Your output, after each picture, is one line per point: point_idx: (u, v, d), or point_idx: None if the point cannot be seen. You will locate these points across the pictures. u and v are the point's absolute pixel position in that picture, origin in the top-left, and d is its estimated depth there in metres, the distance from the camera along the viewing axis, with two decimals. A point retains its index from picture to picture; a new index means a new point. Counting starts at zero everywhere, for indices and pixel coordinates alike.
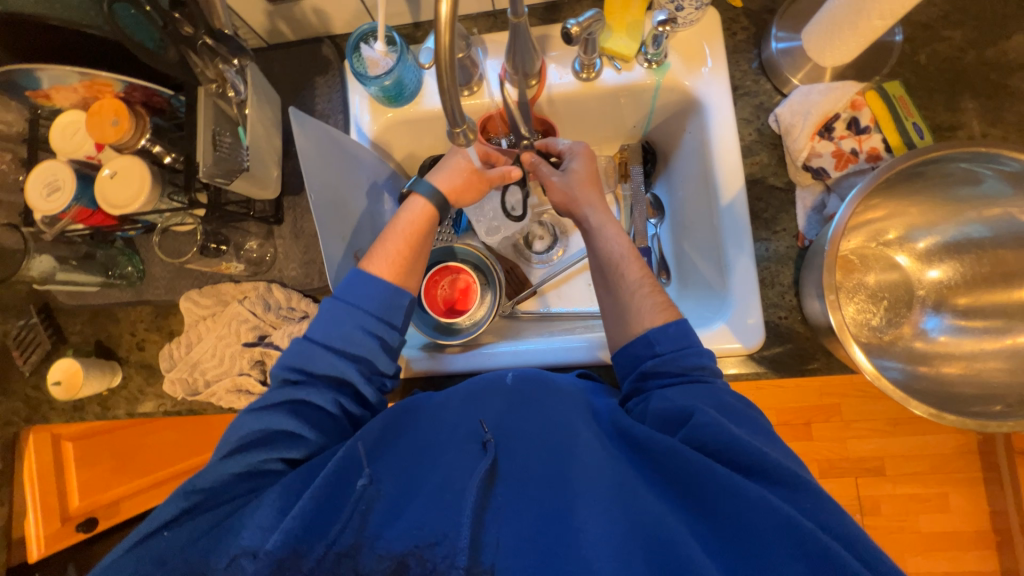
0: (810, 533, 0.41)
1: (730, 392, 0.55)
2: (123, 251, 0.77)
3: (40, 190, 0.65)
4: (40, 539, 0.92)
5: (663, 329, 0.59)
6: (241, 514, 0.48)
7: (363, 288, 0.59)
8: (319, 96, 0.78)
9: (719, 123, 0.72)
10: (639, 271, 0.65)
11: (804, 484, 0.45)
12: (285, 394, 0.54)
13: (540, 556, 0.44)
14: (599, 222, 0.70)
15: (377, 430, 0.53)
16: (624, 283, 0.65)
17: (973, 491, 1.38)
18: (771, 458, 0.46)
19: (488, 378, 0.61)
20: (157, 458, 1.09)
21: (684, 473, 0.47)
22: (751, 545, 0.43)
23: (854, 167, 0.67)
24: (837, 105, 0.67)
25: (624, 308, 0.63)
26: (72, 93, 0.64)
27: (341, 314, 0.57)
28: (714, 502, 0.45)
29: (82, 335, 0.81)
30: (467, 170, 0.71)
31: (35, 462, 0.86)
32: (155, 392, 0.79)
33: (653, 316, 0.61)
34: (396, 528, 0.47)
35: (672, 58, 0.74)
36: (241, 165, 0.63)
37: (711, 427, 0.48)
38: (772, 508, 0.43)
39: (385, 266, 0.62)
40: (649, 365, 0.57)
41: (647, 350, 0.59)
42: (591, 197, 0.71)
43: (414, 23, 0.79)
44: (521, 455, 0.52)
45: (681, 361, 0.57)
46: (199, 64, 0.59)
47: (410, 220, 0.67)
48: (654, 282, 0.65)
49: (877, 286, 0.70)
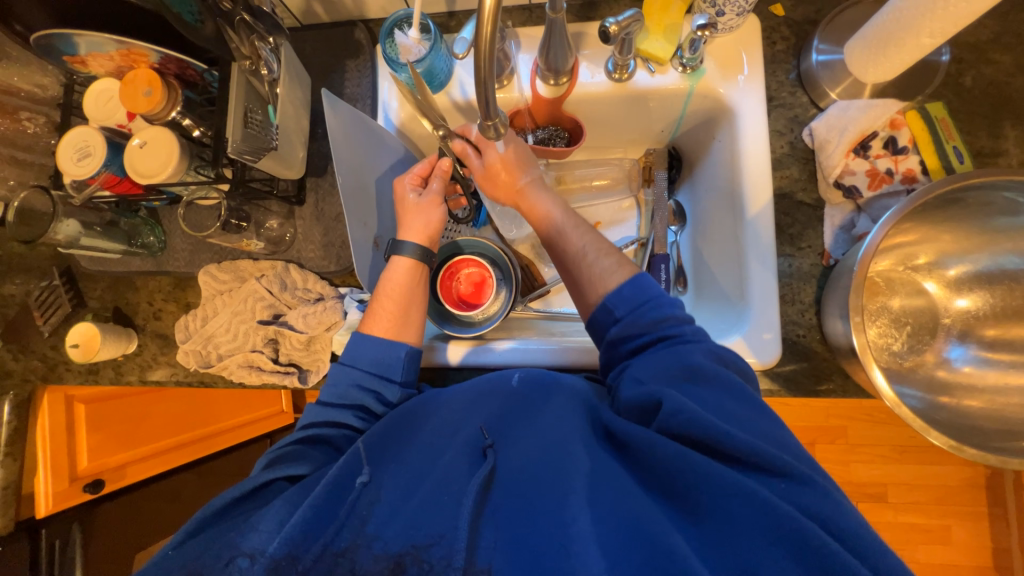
0: (786, 518, 0.39)
1: (705, 352, 0.54)
2: (146, 221, 0.78)
3: (71, 156, 0.66)
4: (47, 497, 0.92)
5: (619, 294, 0.59)
6: (244, 524, 0.48)
7: (360, 349, 0.63)
8: (349, 80, 0.78)
9: (750, 134, 0.71)
10: (583, 236, 0.67)
11: (796, 470, 0.43)
12: (295, 434, 0.58)
13: (530, 558, 0.44)
14: (540, 201, 0.72)
15: (378, 434, 0.55)
16: (572, 256, 0.66)
17: (977, 525, 1.36)
18: (741, 437, 0.44)
19: (494, 378, 0.60)
20: (164, 426, 1.11)
21: (663, 465, 0.46)
22: (736, 538, 0.40)
23: (888, 188, 0.65)
24: (876, 122, 0.66)
25: (583, 279, 0.64)
26: (108, 61, 0.64)
27: (339, 375, 0.62)
28: (702, 502, 0.43)
29: (102, 300, 0.82)
30: (414, 207, 0.70)
31: (48, 419, 0.89)
32: (168, 362, 0.80)
33: (610, 280, 0.62)
34: (394, 528, 0.47)
35: (708, 64, 0.73)
36: (269, 143, 0.63)
37: (679, 412, 0.47)
38: (748, 494, 0.41)
39: (378, 327, 0.64)
40: (615, 333, 0.58)
41: (608, 318, 0.60)
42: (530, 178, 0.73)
43: (448, 12, 0.79)
44: (515, 455, 0.52)
45: (643, 320, 0.57)
46: (235, 39, 0.58)
47: (397, 279, 0.67)
48: (598, 244, 0.66)
49: (901, 311, 0.69)
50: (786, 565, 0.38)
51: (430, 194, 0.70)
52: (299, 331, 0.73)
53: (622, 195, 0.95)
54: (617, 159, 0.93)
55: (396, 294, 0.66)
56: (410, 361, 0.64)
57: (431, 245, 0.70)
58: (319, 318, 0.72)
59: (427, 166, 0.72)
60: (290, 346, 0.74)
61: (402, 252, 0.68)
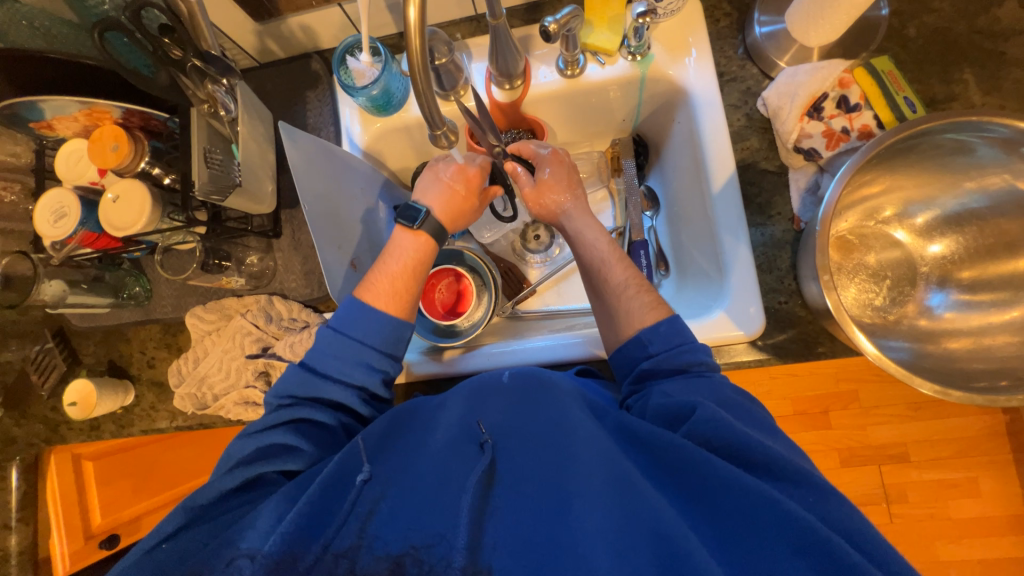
0: (811, 527, 0.41)
1: (730, 384, 0.56)
2: (131, 271, 0.80)
3: (48, 217, 0.67)
4: (65, 557, 0.93)
5: (655, 329, 0.59)
6: (241, 523, 0.49)
7: (368, 320, 0.60)
8: (311, 111, 0.79)
9: (707, 112, 0.72)
10: (625, 270, 0.67)
11: (810, 479, 0.45)
12: (282, 414, 0.56)
13: (539, 553, 0.44)
14: (579, 229, 0.71)
15: (378, 434, 0.54)
16: (611, 287, 0.66)
17: (1003, 474, 1.34)
18: (774, 454, 0.46)
19: (484, 377, 0.61)
20: (176, 474, 1.11)
21: (686, 467, 0.47)
22: (751, 540, 0.42)
23: (845, 146, 0.66)
24: (824, 84, 0.66)
25: (616, 312, 0.64)
26: (73, 123, 0.66)
27: (341, 347, 0.58)
28: (717, 499, 0.45)
29: (96, 355, 0.83)
30: (460, 197, 0.70)
31: (58, 481, 0.89)
32: (167, 408, 0.81)
33: (644, 316, 0.61)
34: (394, 529, 0.47)
35: (656, 49, 0.74)
36: (233, 180, 0.65)
37: (714, 421, 0.48)
38: (774, 503, 0.42)
39: (387, 294, 0.63)
40: (645, 367, 0.58)
41: (640, 351, 0.59)
42: (568, 207, 0.73)
43: (399, 33, 0.81)
44: (520, 452, 0.52)
45: (676, 359, 0.57)
46: (189, 85, 0.60)
47: (408, 255, 0.66)
48: (640, 280, 0.66)
49: (879, 265, 0.69)
50: (801, 568, 0.40)
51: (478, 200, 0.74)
52: (288, 361, 0.73)
53: (595, 187, 0.95)
54: (585, 154, 0.94)
55: (410, 268, 0.66)
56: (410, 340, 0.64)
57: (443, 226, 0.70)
58: (306, 345, 0.73)
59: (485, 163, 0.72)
60: None
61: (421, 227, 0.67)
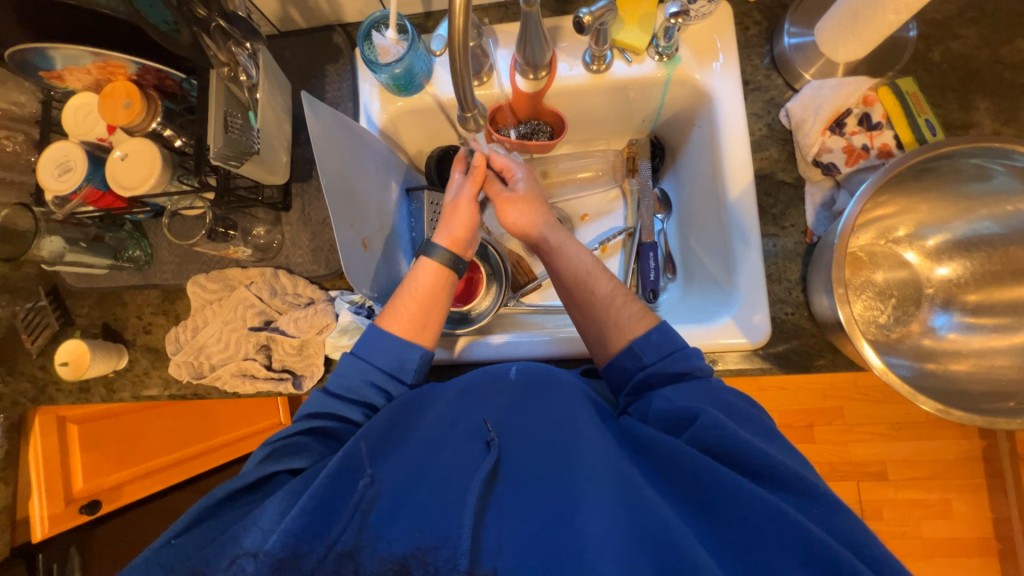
0: (813, 536, 0.41)
1: (732, 391, 0.57)
2: (132, 234, 0.78)
3: (51, 171, 0.65)
4: (43, 520, 0.92)
5: (646, 338, 0.60)
6: (243, 521, 0.47)
7: (376, 345, 0.62)
8: (330, 84, 0.78)
9: (729, 119, 0.72)
10: (609, 281, 0.67)
11: (816, 491, 0.45)
12: (298, 423, 0.57)
13: (543, 558, 0.44)
14: (558, 240, 0.70)
15: (378, 431, 0.54)
16: (597, 299, 0.65)
17: (977, 497, 1.37)
18: (777, 462, 0.46)
19: (490, 373, 0.62)
20: (160, 445, 1.10)
21: (690, 475, 0.48)
22: (756, 548, 0.42)
23: (865, 163, 0.67)
24: (849, 100, 0.67)
25: (606, 326, 0.64)
26: (85, 75, 0.64)
27: (351, 368, 0.61)
28: (723, 508, 0.45)
29: (90, 317, 0.81)
30: (451, 209, 0.70)
31: (41, 443, 0.87)
32: (161, 375, 0.80)
33: (634, 327, 0.62)
34: (395, 529, 0.46)
35: (684, 51, 0.74)
36: (251, 147, 0.63)
37: (716, 427, 0.49)
38: (778, 513, 0.42)
39: (396, 323, 0.64)
40: (642, 378, 0.58)
41: (635, 363, 0.60)
42: (546, 217, 0.72)
43: (425, 13, 0.79)
44: (524, 454, 0.53)
45: (670, 367, 0.58)
46: (212, 46, 0.58)
47: (424, 282, 0.66)
48: (622, 290, 0.66)
49: (886, 284, 0.70)
50: None
51: (464, 194, 0.70)
52: (290, 336, 0.73)
53: (607, 186, 0.95)
54: (601, 151, 0.93)
55: (423, 296, 0.65)
56: (422, 363, 0.63)
57: (460, 250, 0.69)
58: (310, 322, 0.72)
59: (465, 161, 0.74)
60: (283, 351, 0.74)
61: (430, 255, 0.67)
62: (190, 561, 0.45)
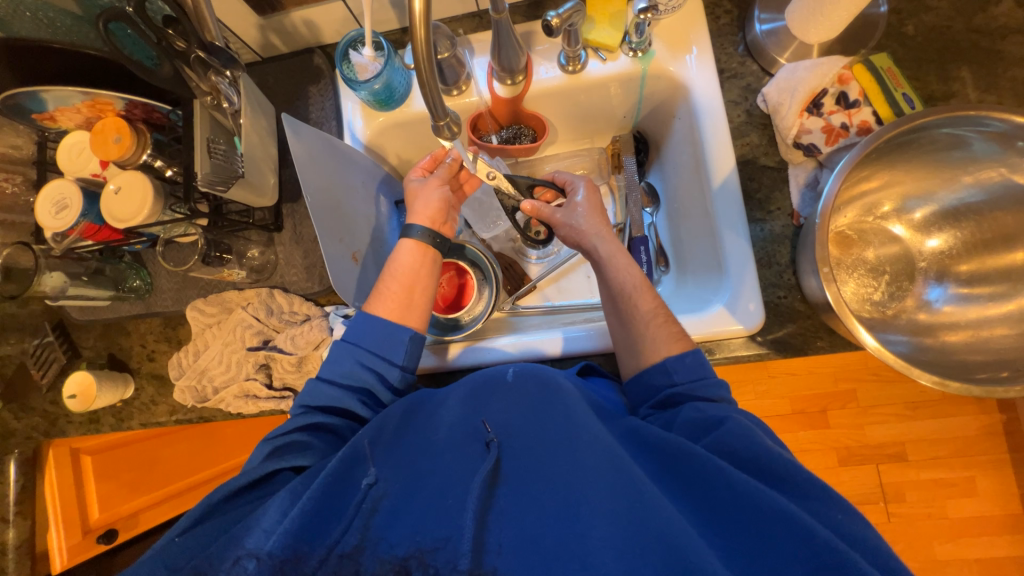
0: (825, 542, 0.41)
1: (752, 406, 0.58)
2: (132, 265, 0.80)
3: (49, 210, 0.67)
4: (62, 550, 0.94)
5: (679, 359, 0.59)
6: (248, 519, 0.48)
7: (363, 327, 0.62)
8: (313, 105, 0.80)
9: (709, 108, 0.72)
10: (652, 298, 0.65)
11: (824, 493, 0.46)
12: (299, 420, 0.57)
13: (546, 555, 0.44)
14: (611, 252, 0.69)
15: (385, 434, 0.55)
16: (637, 315, 0.64)
17: (1001, 473, 1.34)
18: (802, 472, 0.47)
19: (488, 374, 0.61)
20: (173, 471, 1.10)
21: (694, 474, 0.48)
22: (762, 550, 0.42)
23: (845, 141, 0.67)
24: (823, 80, 0.67)
25: (640, 339, 0.63)
26: (76, 114, 0.66)
27: (344, 355, 0.61)
28: (730, 508, 0.45)
29: (96, 348, 0.83)
30: (420, 194, 0.70)
31: (56, 476, 0.89)
32: (166, 401, 0.81)
33: (669, 346, 0.61)
34: (398, 532, 0.47)
35: (656, 45, 0.75)
36: (236, 171, 0.65)
37: (743, 436, 0.50)
38: (786, 515, 0.42)
39: (382, 305, 0.64)
40: (670, 395, 0.58)
41: (665, 379, 0.59)
42: (599, 230, 0.71)
43: (401, 29, 0.81)
44: (526, 454, 0.52)
45: (700, 390, 0.58)
46: (193, 77, 0.60)
47: (404, 262, 0.67)
48: (667, 311, 0.65)
49: (877, 261, 0.69)
50: None
51: (431, 180, 0.71)
52: (289, 353, 0.75)
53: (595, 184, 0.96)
54: (586, 150, 0.94)
55: (404, 276, 0.67)
56: (413, 345, 0.64)
57: (437, 226, 0.71)
58: (306, 338, 0.74)
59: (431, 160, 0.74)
60: (282, 369, 0.75)
61: (409, 235, 0.69)
62: (192, 561, 0.46)
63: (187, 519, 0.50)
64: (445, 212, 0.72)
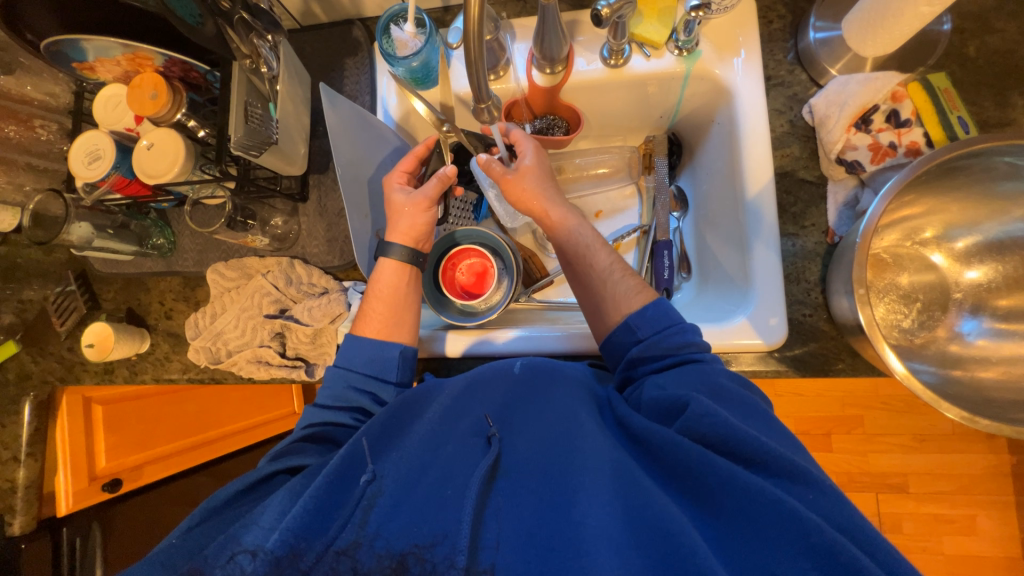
0: (814, 529, 0.39)
1: (721, 371, 0.54)
2: (156, 222, 0.80)
3: (82, 159, 0.68)
4: (68, 495, 0.94)
5: (641, 313, 0.60)
6: (246, 520, 0.47)
7: (354, 350, 0.63)
8: (349, 78, 0.79)
9: (750, 114, 0.70)
10: (608, 254, 0.67)
11: (810, 476, 0.44)
12: (297, 433, 0.58)
13: (541, 552, 0.43)
14: (563, 214, 0.69)
15: (379, 427, 0.54)
16: (597, 272, 0.66)
17: (1004, 515, 1.32)
18: (771, 447, 0.44)
19: (494, 374, 0.60)
20: (180, 428, 1.12)
21: (682, 465, 0.46)
22: (756, 543, 0.41)
23: (891, 160, 0.64)
24: (876, 96, 0.64)
25: (603, 299, 0.64)
26: (115, 66, 0.67)
27: (335, 380, 0.62)
28: (720, 500, 0.44)
29: (115, 301, 0.84)
30: (400, 209, 0.68)
31: (68, 420, 0.90)
32: (181, 359, 0.82)
33: (630, 301, 0.62)
34: (396, 526, 0.46)
35: (704, 46, 0.73)
36: (270, 137, 0.64)
37: (706, 415, 0.47)
38: (773, 500, 0.41)
39: (370, 328, 0.65)
40: (635, 352, 0.58)
41: (630, 336, 0.60)
42: (549, 191, 0.70)
43: (443, 7, 0.80)
44: (523, 448, 0.52)
45: (664, 342, 0.57)
46: (235, 39, 0.59)
47: (387, 281, 0.67)
48: (623, 265, 0.66)
49: (911, 287, 0.68)
50: (806, 570, 0.39)
51: (417, 197, 0.68)
52: (305, 324, 0.74)
53: (623, 182, 0.94)
54: (617, 148, 0.93)
55: (387, 296, 0.66)
56: (404, 361, 0.64)
57: (417, 245, 0.69)
58: (323, 310, 0.74)
59: (412, 161, 0.72)
60: (297, 340, 0.76)
61: (388, 254, 0.68)
62: (190, 560, 0.45)
63: (190, 520, 0.50)
64: (428, 234, 0.70)
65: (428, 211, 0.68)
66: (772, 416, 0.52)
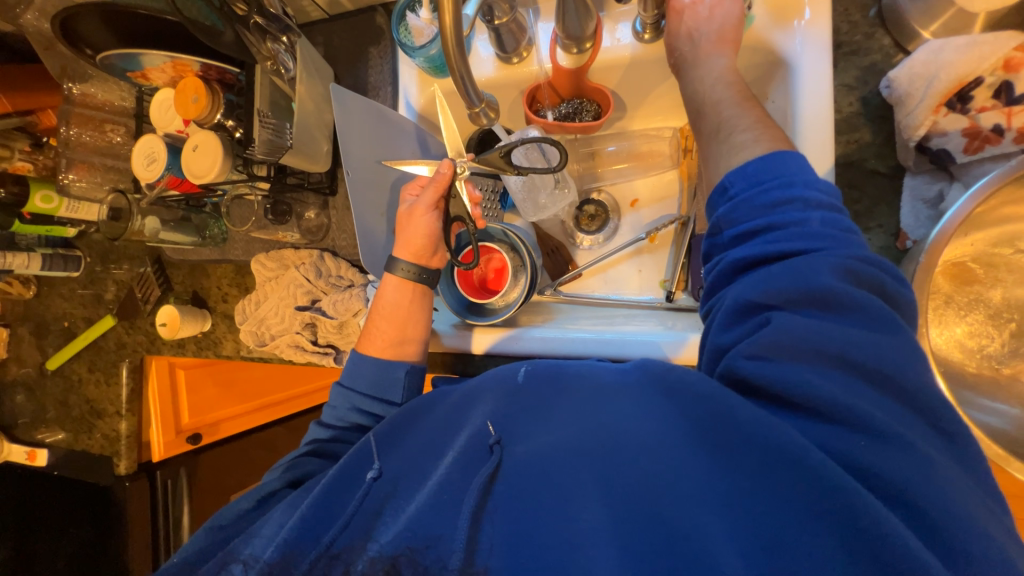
0: (850, 496, 0.34)
1: (835, 261, 0.42)
2: (211, 215, 0.88)
3: (142, 161, 0.75)
4: (158, 443, 1.10)
5: (741, 169, 0.49)
6: (248, 532, 0.54)
7: (357, 370, 0.66)
8: (372, 68, 0.78)
9: (812, 88, 0.59)
10: (730, 106, 0.56)
11: (877, 425, 0.36)
12: (303, 448, 0.64)
13: (536, 553, 0.42)
14: (694, 56, 0.60)
15: (384, 430, 0.57)
16: (707, 130, 0.56)
17: None
18: (826, 393, 0.37)
19: (500, 373, 0.56)
20: (249, 390, 1.29)
21: (711, 425, 0.41)
22: (780, 521, 0.36)
23: (992, 150, 0.53)
24: (978, 66, 0.51)
25: (709, 152, 0.55)
26: (162, 74, 0.71)
27: (339, 398, 0.66)
28: (746, 468, 0.39)
29: (182, 284, 0.95)
30: (405, 219, 0.66)
31: (156, 382, 1.05)
32: (235, 339, 0.91)
33: (734, 159, 0.51)
34: (390, 533, 0.48)
35: (758, 8, 0.62)
36: (285, 143, 0.68)
37: (761, 357, 0.41)
38: (797, 461, 0.36)
39: (375, 346, 0.67)
40: (725, 211, 0.49)
41: (722, 198, 0.50)
42: (683, 40, 0.61)
43: None
44: (531, 440, 0.49)
45: (762, 198, 0.46)
46: (254, 42, 0.61)
47: (390, 298, 0.67)
48: (745, 117, 0.54)
49: (1003, 305, 0.58)
50: (836, 546, 0.34)
51: (420, 203, 0.66)
52: (331, 317, 0.79)
53: (664, 168, 0.86)
54: (657, 129, 0.84)
55: (394, 314, 0.67)
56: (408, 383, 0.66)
57: (421, 258, 0.68)
58: (346, 305, 0.78)
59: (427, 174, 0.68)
60: (326, 330, 0.81)
61: (392, 270, 0.68)
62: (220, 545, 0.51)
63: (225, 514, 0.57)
64: (434, 244, 0.68)
65: (433, 220, 0.66)
66: (897, 332, 0.40)
